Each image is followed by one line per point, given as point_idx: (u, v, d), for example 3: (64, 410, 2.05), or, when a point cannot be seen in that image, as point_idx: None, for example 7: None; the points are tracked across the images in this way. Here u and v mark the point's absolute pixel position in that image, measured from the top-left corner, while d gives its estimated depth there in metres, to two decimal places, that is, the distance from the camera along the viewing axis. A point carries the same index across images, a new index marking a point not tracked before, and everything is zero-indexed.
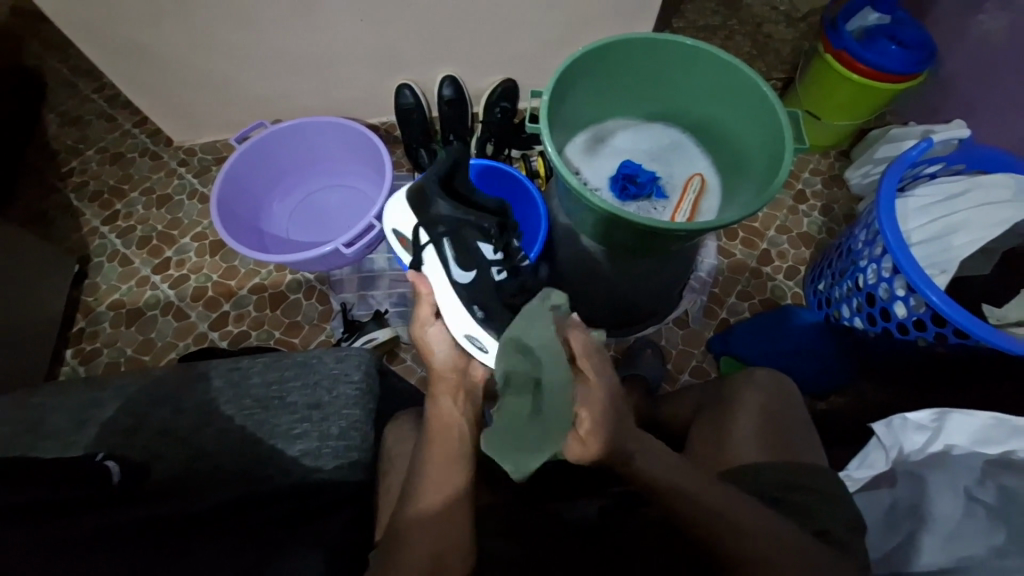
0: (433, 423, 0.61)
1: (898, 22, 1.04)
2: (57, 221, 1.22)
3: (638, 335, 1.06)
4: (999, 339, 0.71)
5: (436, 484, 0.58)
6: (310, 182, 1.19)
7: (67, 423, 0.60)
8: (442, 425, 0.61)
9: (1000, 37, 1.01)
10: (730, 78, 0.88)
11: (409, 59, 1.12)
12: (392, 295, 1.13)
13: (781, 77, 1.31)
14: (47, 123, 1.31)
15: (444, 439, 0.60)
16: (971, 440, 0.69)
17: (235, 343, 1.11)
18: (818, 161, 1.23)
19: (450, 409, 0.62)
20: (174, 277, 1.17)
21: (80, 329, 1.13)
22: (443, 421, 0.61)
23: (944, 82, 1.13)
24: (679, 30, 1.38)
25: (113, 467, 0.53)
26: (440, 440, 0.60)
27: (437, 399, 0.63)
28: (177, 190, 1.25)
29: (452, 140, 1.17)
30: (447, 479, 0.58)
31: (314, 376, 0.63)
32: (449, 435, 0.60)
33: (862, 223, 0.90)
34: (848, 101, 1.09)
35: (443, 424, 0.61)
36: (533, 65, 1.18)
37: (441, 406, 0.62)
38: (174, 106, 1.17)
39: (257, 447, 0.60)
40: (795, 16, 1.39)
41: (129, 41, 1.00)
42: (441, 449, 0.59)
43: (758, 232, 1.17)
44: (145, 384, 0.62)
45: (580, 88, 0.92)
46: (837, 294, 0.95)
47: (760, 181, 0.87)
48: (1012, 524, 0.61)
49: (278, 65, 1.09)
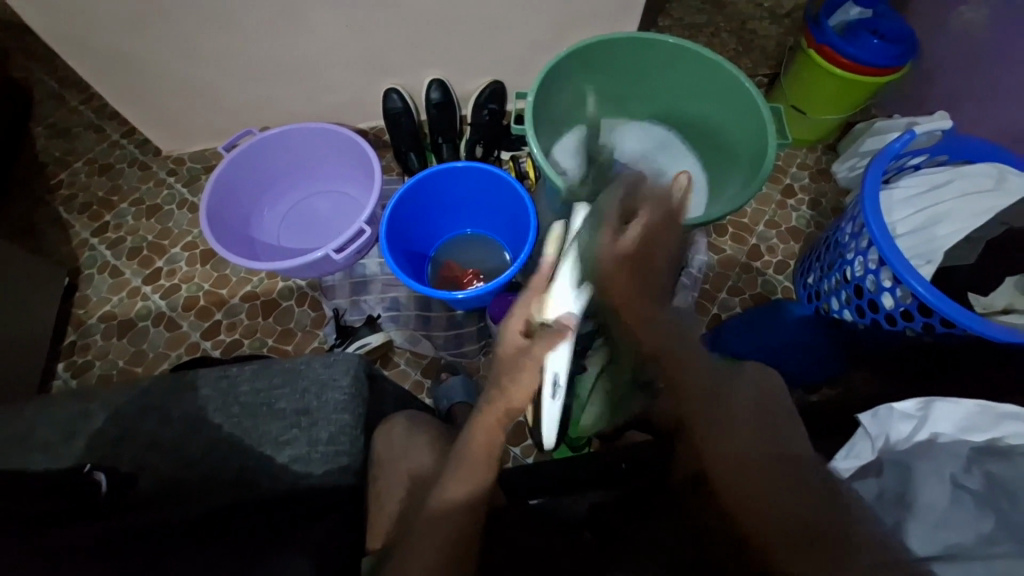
0: (472, 450, 0.60)
1: (879, 15, 1.05)
2: (46, 234, 1.21)
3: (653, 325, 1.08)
4: (984, 327, 0.72)
5: (457, 483, 0.59)
6: (299, 189, 1.19)
7: (55, 436, 0.60)
8: (482, 453, 0.60)
9: (979, 28, 1.02)
10: (713, 76, 0.89)
11: (395, 64, 1.12)
12: (385, 300, 1.13)
13: (767, 73, 1.32)
14: (35, 136, 1.31)
15: (475, 464, 0.60)
16: (956, 428, 0.69)
17: (228, 352, 1.11)
18: (805, 155, 1.24)
19: (492, 439, 0.61)
20: (165, 287, 1.17)
21: (71, 341, 1.12)
22: (483, 450, 0.61)
23: (928, 74, 1.13)
24: (665, 28, 1.39)
25: (102, 479, 0.54)
26: (471, 466, 0.60)
27: (479, 429, 0.61)
28: (166, 200, 1.25)
29: (441, 144, 1.18)
30: (473, 477, 0.59)
31: (301, 382, 0.63)
32: (485, 462, 0.60)
33: (848, 216, 0.91)
34: (833, 95, 1.09)
35: (479, 451, 0.60)
36: (519, 66, 1.18)
37: (477, 436, 0.61)
38: (161, 116, 1.17)
39: (245, 455, 0.60)
40: (779, 12, 1.40)
41: (115, 53, 1.00)
42: (479, 469, 0.59)
43: (747, 228, 1.18)
44: (132, 395, 0.62)
45: (566, 88, 0.93)
46: (826, 287, 0.96)
47: (745, 175, 0.88)
48: (1000, 510, 0.61)
49: (264, 73, 1.10)
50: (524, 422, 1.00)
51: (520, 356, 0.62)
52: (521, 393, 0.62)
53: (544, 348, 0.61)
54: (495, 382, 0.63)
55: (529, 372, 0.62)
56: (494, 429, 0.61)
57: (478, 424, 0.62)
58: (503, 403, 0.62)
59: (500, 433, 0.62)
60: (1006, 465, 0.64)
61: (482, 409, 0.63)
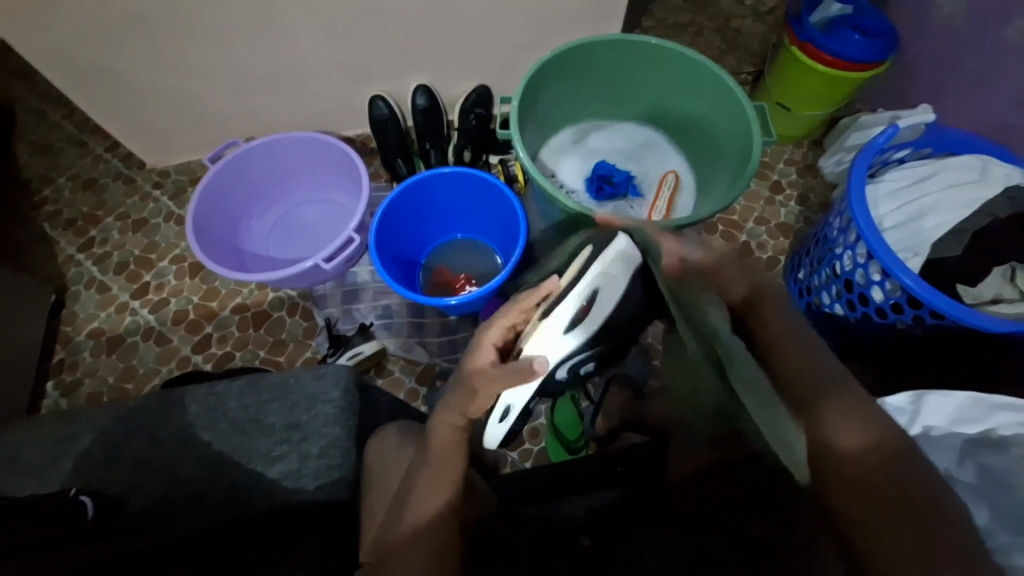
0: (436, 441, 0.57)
1: (860, 11, 1.06)
2: (31, 252, 1.19)
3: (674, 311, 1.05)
4: (973, 317, 0.72)
5: (426, 493, 0.55)
6: (286, 199, 1.18)
7: (41, 459, 0.59)
8: (446, 452, 0.56)
9: (959, 21, 1.03)
10: (697, 74, 0.89)
11: (380, 71, 1.12)
12: (377, 307, 1.12)
13: (751, 70, 1.33)
14: (17, 153, 1.29)
15: (440, 467, 0.56)
16: (948, 421, 0.69)
17: (219, 365, 1.10)
18: (792, 151, 1.25)
19: (450, 441, 0.56)
20: (154, 302, 1.15)
21: (59, 360, 1.11)
22: (443, 449, 0.56)
23: (910, 67, 1.14)
24: (649, 28, 1.39)
25: (88, 502, 0.53)
26: (437, 464, 0.56)
27: (444, 420, 0.57)
28: (152, 213, 1.24)
29: (429, 149, 1.18)
30: (441, 485, 0.55)
31: (291, 396, 0.63)
32: (450, 462, 0.56)
33: (836, 211, 0.92)
34: (817, 91, 1.10)
35: (442, 447, 0.56)
36: (504, 70, 1.18)
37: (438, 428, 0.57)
38: (144, 129, 1.16)
39: (236, 471, 0.59)
40: (761, 10, 1.41)
41: (94, 66, 0.99)
42: (443, 467, 0.56)
43: (736, 225, 1.18)
44: (119, 415, 0.61)
45: (551, 90, 0.92)
46: (816, 282, 0.96)
47: (732, 173, 0.88)
48: (994, 502, 0.61)
49: (248, 83, 1.09)
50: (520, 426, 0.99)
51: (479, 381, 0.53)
52: (476, 410, 0.55)
53: (506, 382, 0.52)
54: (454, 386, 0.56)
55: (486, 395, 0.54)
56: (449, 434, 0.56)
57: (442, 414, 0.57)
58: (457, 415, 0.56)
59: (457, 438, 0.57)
60: (999, 456, 0.65)
61: (440, 408, 0.57)
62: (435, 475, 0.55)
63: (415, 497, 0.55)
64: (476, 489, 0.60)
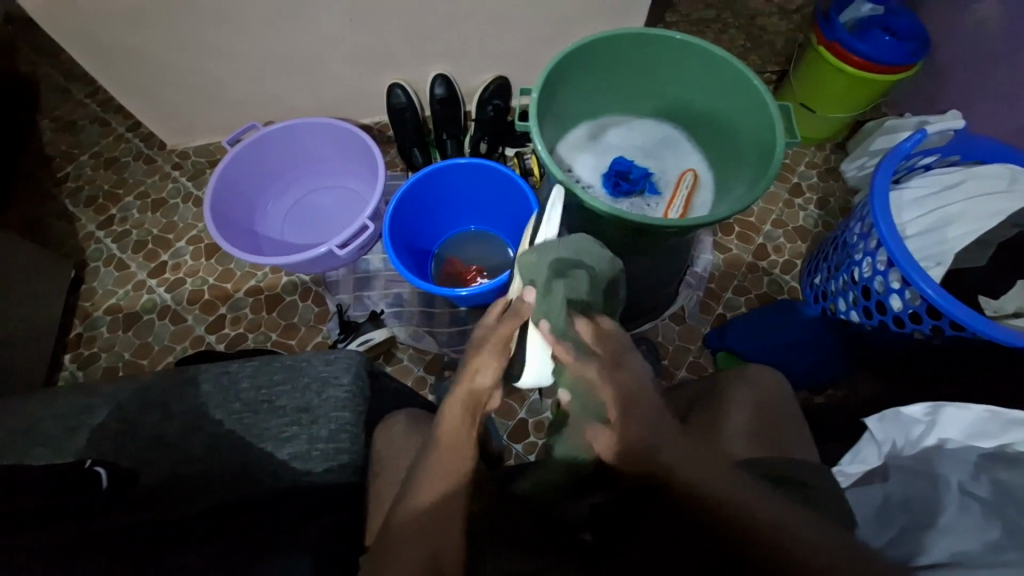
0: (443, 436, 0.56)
1: (891, 11, 1.03)
2: (52, 227, 1.22)
3: (662, 316, 1.07)
4: (994, 330, 0.70)
5: (427, 483, 0.54)
6: (303, 184, 1.19)
7: (58, 430, 0.60)
8: (453, 445, 0.55)
9: (994, 25, 1.00)
10: (721, 71, 0.87)
11: (400, 58, 1.12)
12: (389, 295, 1.13)
13: (775, 70, 1.31)
14: (41, 129, 1.31)
15: (449, 461, 0.55)
16: (965, 435, 0.69)
17: (232, 346, 1.11)
18: (813, 154, 1.23)
19: (460, 429, 0.56)
20: (170, 281, 1.17)
21: (77, 334, 1.13)
22: (451, 440, 0.56)
23: (941, 71, 1.11)
24: (672, 24, 1.37)
25: (103, 473, 0.54)
26: (442, 454, 0.55)
27: (450, 410, 0.57)
28: (171, 193, 1.25)
29: (445, 139, 1.17)
30: (449, 477, 0.54)
31: (301, 379, 0.63)
32: (460, 455, 0.55)
33: (857, 216, 0.90)
34: (843, 92, 1.08)
35: (448, 441, 0.56)
36: (524, 61, 1.17)
37: (445, 419, 0.57)
38: (166, 109, 1.17)
39: (245, 451, 0.60)
40: (789, 8, 1.38)
41: (119, 46, 1.00)
42: (445, 461, 0.55)
43: (753, 227, 1.17)
44: (134, 390, 0.63)
45: (571, 84, 0.91)
46: (833, 288, 0.94)
47: (753, 174, 0.87)
48: (1008, 519, 0.60)
49: (268, 67, 1.09)
50: (525, 420, 0.99)
51: (490, 337, 0.59)
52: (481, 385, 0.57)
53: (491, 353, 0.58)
54: (465, 359, 0.60)
55: (488, 355, 0.58)
56: (458, 419, 0.56)
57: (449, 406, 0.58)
58: (466, 386, 0.57)
59: (467, 422, 0.57)
60: (1016, 472, 0.63)
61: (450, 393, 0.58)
62: (438, 469, 0.55)
63: (421, 481, 0.54)
64: (479, 478, 0.60)
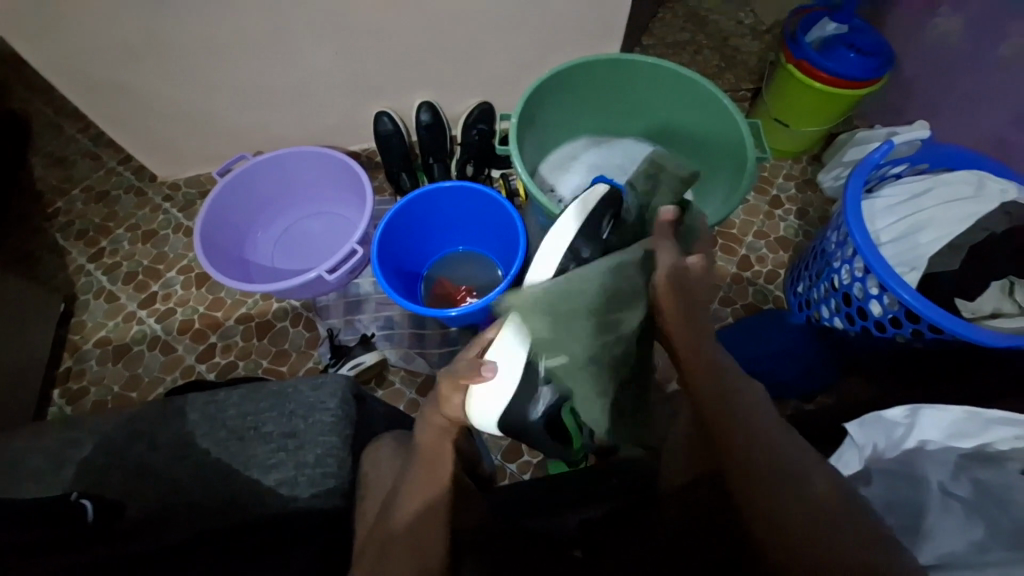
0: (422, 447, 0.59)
1: (855, 30, 1.08)
2: (42, 262, 1.22)
3: None
4: (970, 331, 0.72)
5: (412, 496, 0.56)
6: (291, 211, 1.20)
7: (42, 465, 0.60)
8: (429, 452, 0.58)
9: (955, 38, 1.05)
10: (693, 90, 0.90)
11: (386, 87, 1.15)
12: (379, 318, 1.13)
13: (750, 88, 1.35)
14: (33, 165, 1.33)
15: (428, 470, 0.58)
16: (945, 435, 0.69)
17: (222, 375, 1.11)
18: (791, 166, 1.26)
19: (434, 446, 0.59)
20: (161, 311, 1.17)
21: (66, 368, 1.12)
22: (429, 451, 0.58)
23: (907, 84, 1.16)
24: (649, 47, 1.42)
25: (88, 506, 0.54)
26: (420, 467, 0.57)
27: (426, 427, 0.60)
28: (161, 225, 1.26)
29: (432, 163, 1.20)
30: (428, 484, 0.56)
31: (289, 405, 0.64)
32: (437, 463, 0.58)
33: (834, 225, 0.92)
34: (815, 107, 1.11)
35: (425, 453, 0.58)
36: (506, 87, 1.20)
37: (425, 434, 0.60)
38: (156, 143, 1.19)
39: (233, 480, 0.60)
40: (760, 28, 1.44)
41: (111, 83, 1.02)
42: (424, 472, 0.57)
43: (736, 239, 1.19)
44: (120, 422, 0.63)
45: (548, 107, 0.94)
46: (816, 295, 0.96)
47: (728, 188, 0.89)
48: (989, 518, 0.61)
49: (257, 99, 1.12)
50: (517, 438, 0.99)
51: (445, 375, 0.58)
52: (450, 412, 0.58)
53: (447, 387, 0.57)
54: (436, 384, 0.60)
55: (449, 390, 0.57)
56: (433, 436, 0.59)
57: (424, 425, 0.60)
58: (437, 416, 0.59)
59: (442, 442, 0.59)
60: (994, 471, 0.65)
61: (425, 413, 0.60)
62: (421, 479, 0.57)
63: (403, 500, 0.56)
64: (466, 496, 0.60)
